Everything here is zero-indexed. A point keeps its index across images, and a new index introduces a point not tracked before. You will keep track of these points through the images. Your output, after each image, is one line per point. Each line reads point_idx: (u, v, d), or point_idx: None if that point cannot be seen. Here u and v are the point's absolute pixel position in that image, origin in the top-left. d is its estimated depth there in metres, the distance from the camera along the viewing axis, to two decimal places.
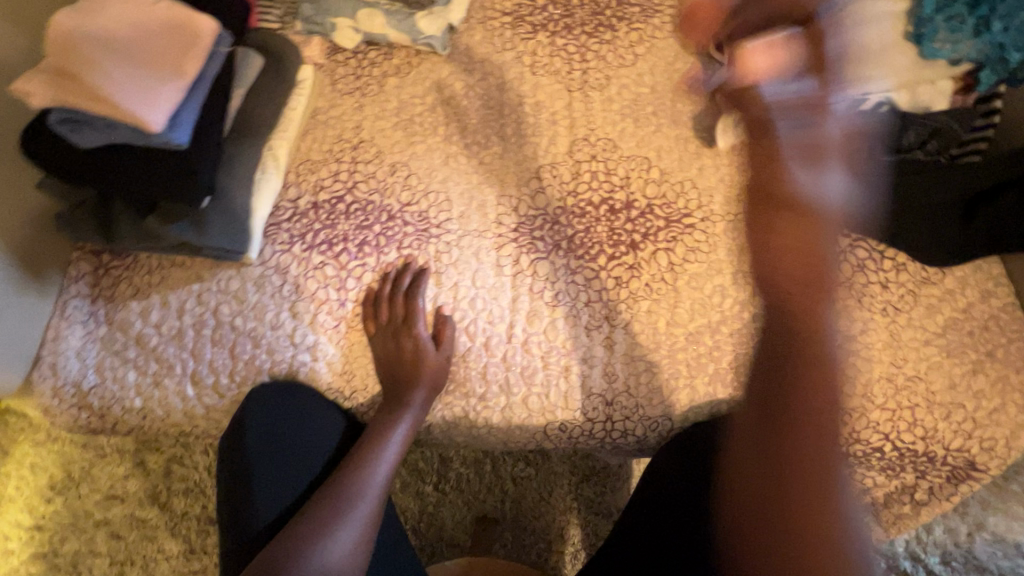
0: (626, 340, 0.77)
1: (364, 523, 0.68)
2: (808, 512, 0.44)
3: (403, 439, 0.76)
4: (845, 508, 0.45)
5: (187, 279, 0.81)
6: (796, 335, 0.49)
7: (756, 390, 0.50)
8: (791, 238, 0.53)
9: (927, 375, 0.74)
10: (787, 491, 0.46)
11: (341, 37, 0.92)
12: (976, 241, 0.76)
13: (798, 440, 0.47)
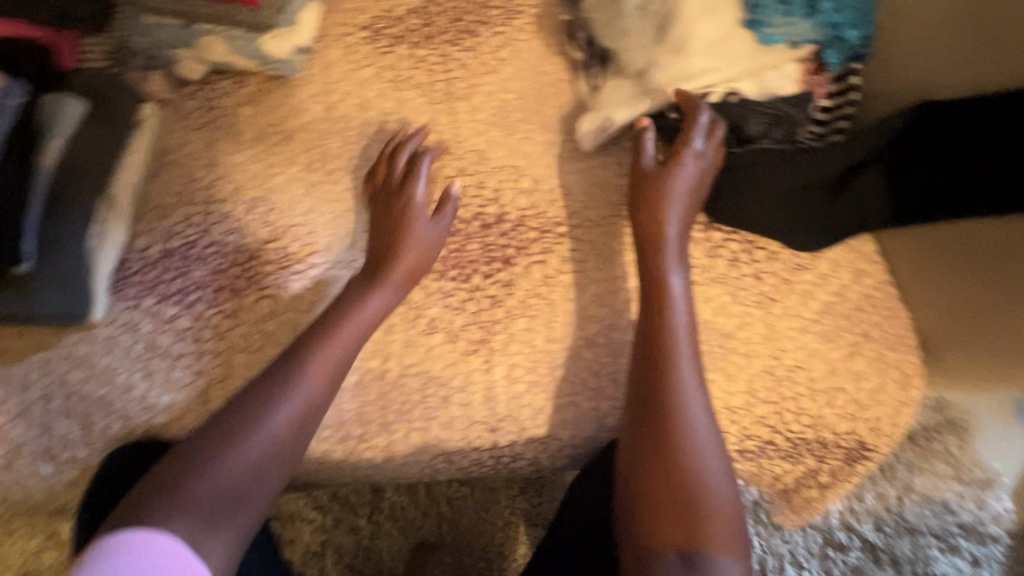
0: (504, 362, 0.74)
1: (236, 501, 0.62)
2: (672, 483, 0.62)
3: (355, 333, 0.72)
4: (696, 468, 0.63)
5: (31, 349, 0.75)
6: (652, 359, 0.68)
7: (632, 411, 0.68)
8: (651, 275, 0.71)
9: (806, 362, 0.73)
10: (660, 469, 0.64)
11: (183, 70, 0.86)
12: (843, 222, 0.74)
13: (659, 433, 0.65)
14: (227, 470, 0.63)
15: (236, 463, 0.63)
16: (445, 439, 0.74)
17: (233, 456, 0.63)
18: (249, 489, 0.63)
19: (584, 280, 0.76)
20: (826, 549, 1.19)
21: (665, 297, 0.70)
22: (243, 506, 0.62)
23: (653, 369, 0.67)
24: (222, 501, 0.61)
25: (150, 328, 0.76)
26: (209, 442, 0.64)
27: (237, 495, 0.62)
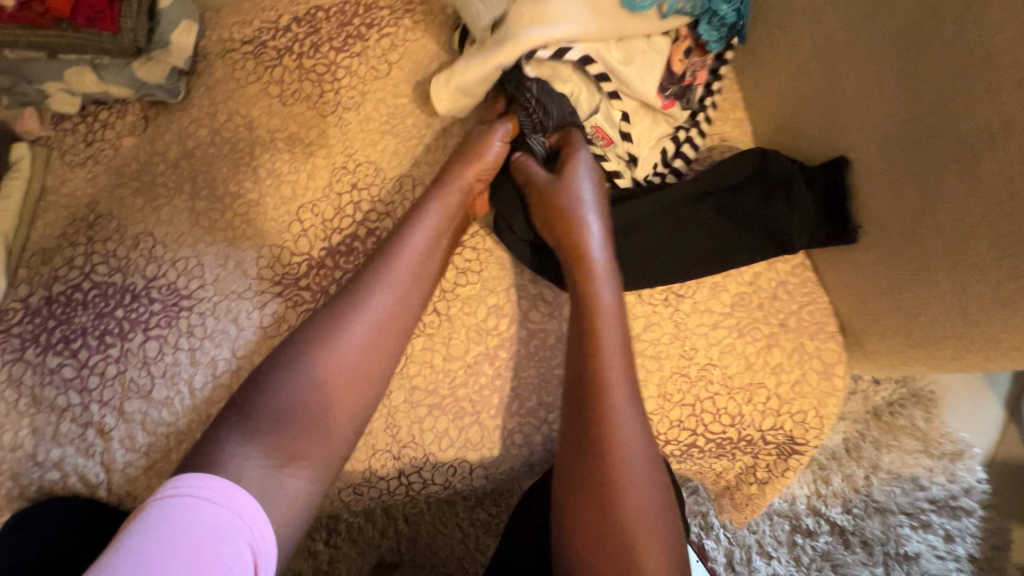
0: (403, 386, 0.70)
1: (320, 416, 0.59)
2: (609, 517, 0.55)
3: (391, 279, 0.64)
4: (638, 494, 0.57)
5: None
6: (586, 371, 0.60)
7: (568, 433, 0.60)
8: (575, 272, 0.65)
9: (721, 359, 0.69)
10: (597, 501, 0.56)
11: (56, 104, 0.82)
12: (758, 223, 0.70)
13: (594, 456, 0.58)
14: (302, 382, 0.59)
15: (332, 367, 0.60)
16: (348, 470, 0.70)
17: (321, 373, 0.60)
18: (314, 424, 0.59)
19: (483, 291, 0.72)
20: (795, 536, 1.15)
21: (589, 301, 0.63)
22: (333, 423, 0.60)
23: (576, 401, 0.61)
24: (319, 419, 0.59)
25: (35, 382, 0.72)
26: (269, 378, 0.59)
27: (313, 410, 0.59)
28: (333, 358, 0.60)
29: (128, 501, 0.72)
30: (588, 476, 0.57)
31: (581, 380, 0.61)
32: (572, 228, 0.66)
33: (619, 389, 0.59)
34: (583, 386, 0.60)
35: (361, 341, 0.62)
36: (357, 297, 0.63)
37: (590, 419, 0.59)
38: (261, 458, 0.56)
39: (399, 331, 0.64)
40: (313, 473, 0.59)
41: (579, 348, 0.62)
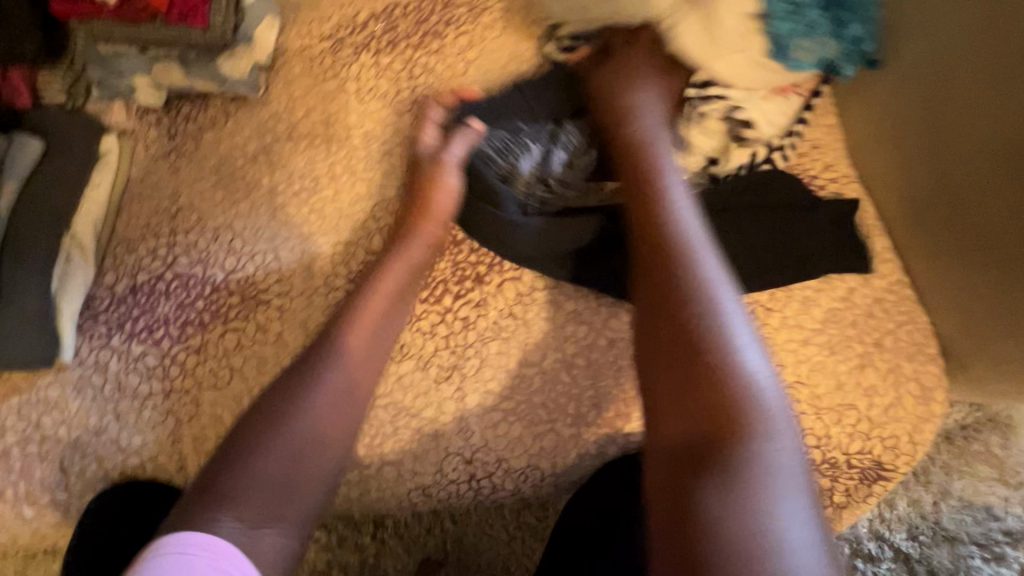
0: (478, 389, 0.70)
1: (299, 474, 0.63)
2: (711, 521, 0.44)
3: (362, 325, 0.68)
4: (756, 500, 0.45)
5: (5, 394, 0.75)
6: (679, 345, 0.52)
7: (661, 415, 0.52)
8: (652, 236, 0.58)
9: (809, 378, 0.66)
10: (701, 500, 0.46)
11: (142, 96, 0.83)
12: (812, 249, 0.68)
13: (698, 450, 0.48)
14: (297, 436, 0.63)
15: (308, 429, 0.63)
16: (420, 471, 0.70)
17: (303, 430, 0.63)
18: (292, 484, 0.62)
19: (560, 297, 0.71)
20: (855, 561, 1.10)
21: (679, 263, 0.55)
22: (303, 488, 0.63)
23: (672, 364, 0.52)
24: (298, 481, 0.62)
25: (119, 368, 0.74)
26: (258, 437, 0.65)
27: (302, 464, 0.63)
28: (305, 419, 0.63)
29: None
30: (678, 448, 0.49)
31: (672, 340, 0.52)
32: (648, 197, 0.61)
33: (710, 346, 0.51)
34: (669, 352, 0.52)
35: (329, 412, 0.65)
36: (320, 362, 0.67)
37: (678, 381, 0.51)
38: (235, 521, 0.58)
39: (318, 361, 0.68)
40: (283, 532, 0.60)
41: (676, 308, 0.53)
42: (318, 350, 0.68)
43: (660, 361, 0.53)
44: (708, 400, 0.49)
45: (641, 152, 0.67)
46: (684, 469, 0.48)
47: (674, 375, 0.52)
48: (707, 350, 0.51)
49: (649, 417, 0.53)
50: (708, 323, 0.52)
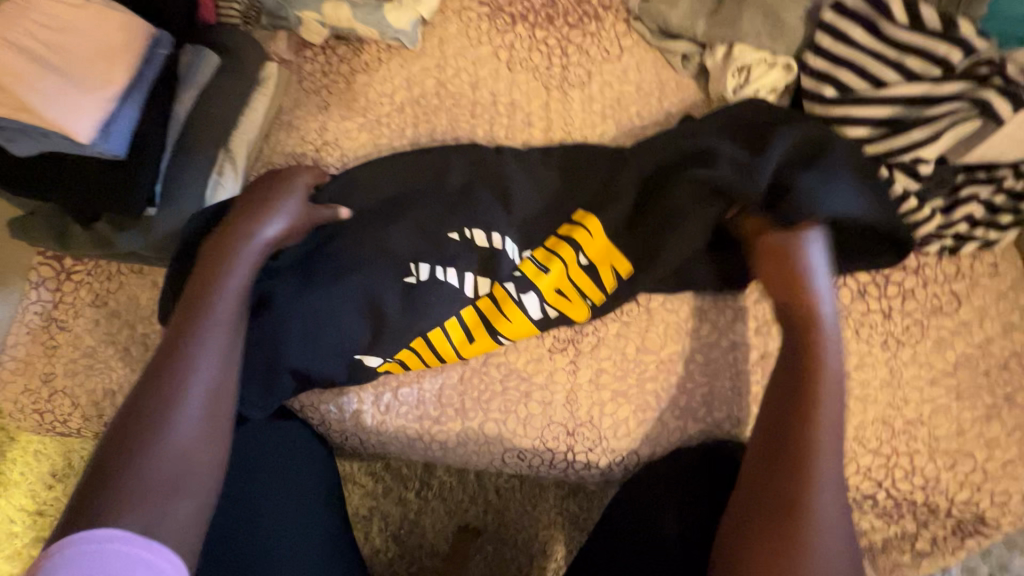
0: (591, 367, 0.71)
1: (189, 472, 0.51)
2: (770, 518, 0.51)
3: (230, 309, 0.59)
4: (823, 525, 0.50)
5: (144, 287, 0.79)
6: (790, 435, 0.53)
7: (766, 455, 0.54)
8: (830, 395, 0.54)
9: (930, 419, 0.66)
10: (762, 501, 0.52)
11: (308, 33, 0.86)
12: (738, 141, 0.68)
13: (779, 477, 0.52)
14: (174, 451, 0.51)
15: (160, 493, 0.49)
16: (520, 434, 0.72)
17: (174, 443, 0.51)
18: (204, 460, 0.52)
19: (688, 292, 0.71)
20: None
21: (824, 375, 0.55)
22: (197, 469, 0.51)
23: (782, 398, 0.55)
24: (203, 426, 0.53)
25: None
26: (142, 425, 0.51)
27: (172, 500, 0.49)
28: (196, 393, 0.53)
29: (310, 408, 0.77)
30: (771, 457, 0.53)
31: (773, 423, 0.55)
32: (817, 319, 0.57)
33: (819, 528, 0.49)
34: (789, 467, 0.52)
35: (211, 409, 0.54)
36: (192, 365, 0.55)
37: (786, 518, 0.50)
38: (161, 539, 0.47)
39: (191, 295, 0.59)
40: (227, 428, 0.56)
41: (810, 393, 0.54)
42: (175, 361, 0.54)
43: (767, 488, 0.52)
44: (790, 456, 0.52)
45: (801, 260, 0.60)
46: (732, 538, 0.53)
47: (771, 498, 0.52)
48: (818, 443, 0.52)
49: (752, 476, 0.54)
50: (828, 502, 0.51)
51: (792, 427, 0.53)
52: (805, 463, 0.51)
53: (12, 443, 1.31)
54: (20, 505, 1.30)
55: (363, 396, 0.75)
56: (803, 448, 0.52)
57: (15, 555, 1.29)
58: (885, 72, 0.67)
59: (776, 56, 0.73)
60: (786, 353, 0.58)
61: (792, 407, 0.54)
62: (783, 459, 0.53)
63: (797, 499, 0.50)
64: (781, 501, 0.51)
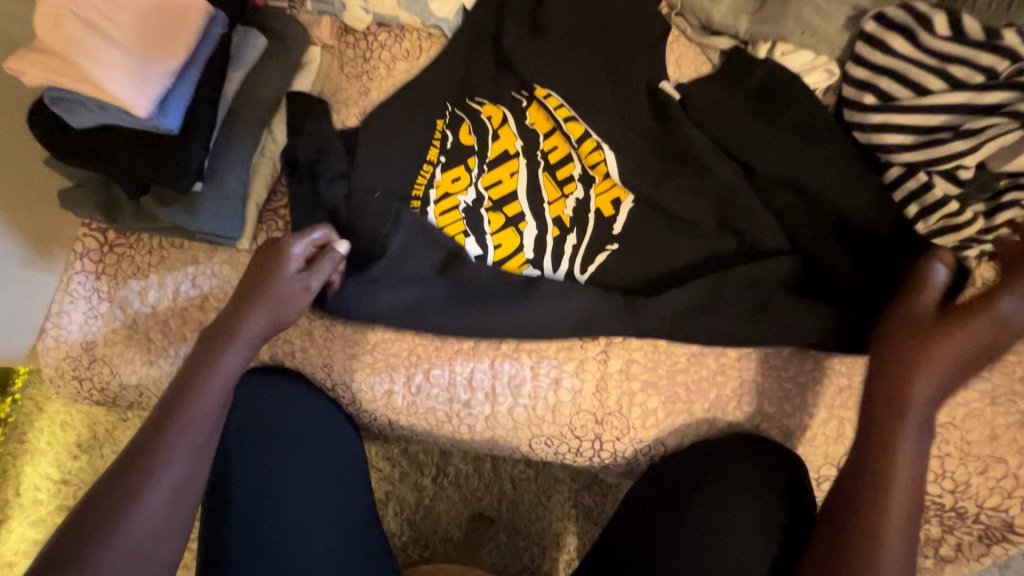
0: (621, 357, 0.72)
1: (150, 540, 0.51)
2: (867, 516, 0.52)
3: (235, 363, 0.64)
4: (893, 514, 0.52)
5: (184, 262, 0.81)
6: (870, 452, 0.55)
7: (844, 490, 0.55)
8: (889, 384, 0.57)
9: (963, 422, 0.65)
10: (866, 510, 0.53)
11: (350, 18, 0.86)
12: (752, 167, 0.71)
13: (856, 497, 0.54)
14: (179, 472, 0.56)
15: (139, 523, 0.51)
16: (549, 420, 0.73)
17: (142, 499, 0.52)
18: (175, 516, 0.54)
19: None
20: None
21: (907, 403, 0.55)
22: (171, 531, 0.53)
23: (865, 466, 0.55)
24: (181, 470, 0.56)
25: None
26: (116, 484, 0.53)
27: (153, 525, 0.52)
28: (173, 459, 0.55)
29: (341, 387, 0.79)
30: (853, 477, 0.55)
31: (847, 500, 0.55)
32: (915, 367, 0.56)
33: (892, 517, 0.52)
34: (863, 505, 0.53)
35: (182, 475, 0.55)
36: (185, 397, 0.59)
37: (850, 559, 0.51)
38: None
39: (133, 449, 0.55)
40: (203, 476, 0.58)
41: (885, 422, 0.55)
42: (191, 387, 0.60)
43: (858, 523, 0.52)
44: (875, 527, 0.52)
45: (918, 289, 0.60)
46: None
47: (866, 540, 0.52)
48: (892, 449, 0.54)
49: (841, 499, 0.55)
50: (884, 509, 0.52)
51: (874, 450, 0.55)
52: (881, 480, 0.53)
53: (41, 413, 1.34)
54: (46, 474, 1.33)
55: (395, 377, 0.76)
56: (888, 433, 0.55)
57: (39, 522, 1.32)
58: (926, 78, 0.65)
59: (819, 57, 0.73)
60: (869, 389, 0.58)
61: (862, 466, 0.55)
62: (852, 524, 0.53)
63: (882, 544, 0.51)
64: (844, 538, 0.53)
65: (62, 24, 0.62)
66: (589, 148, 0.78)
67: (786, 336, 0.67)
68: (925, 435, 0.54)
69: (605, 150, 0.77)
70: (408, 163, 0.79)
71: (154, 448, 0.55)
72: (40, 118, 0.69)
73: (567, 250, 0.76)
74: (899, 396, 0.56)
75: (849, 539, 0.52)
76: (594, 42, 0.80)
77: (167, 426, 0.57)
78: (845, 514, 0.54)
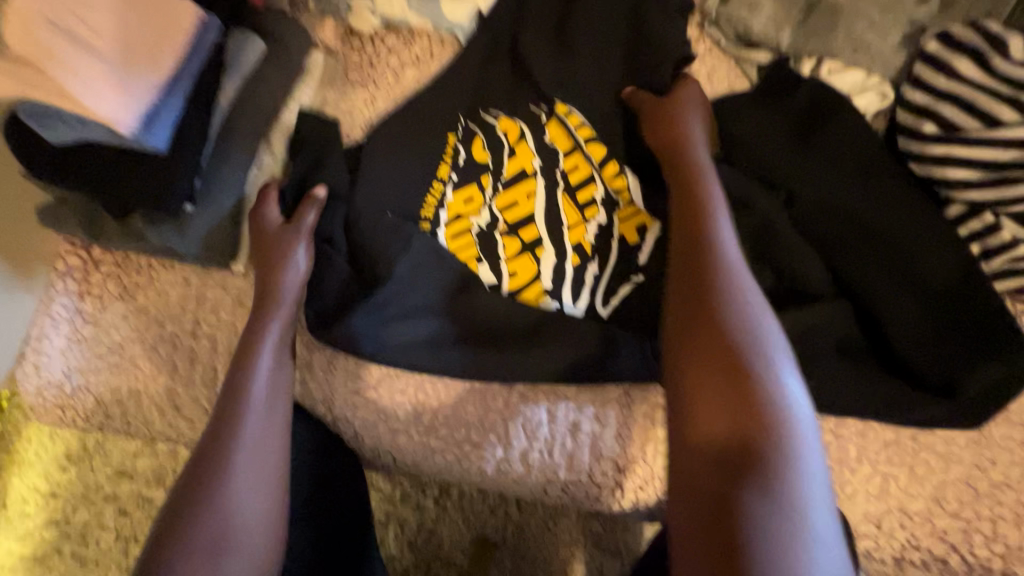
0: (647, 400, 0.66)
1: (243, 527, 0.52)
2: (719, 484, 0.42)
3: (277, 346, 0.63)
4: (772, 478, 0.41)
5: (175, 284, 0.75)
6: (702, 414, 0.46)
7: (681, 459, 0.45)
8: (706, 341, 0.48)
9: (1020, 483, 0.60)
10: (701, 479, 0.43)
11: (356, 21, 0.79)
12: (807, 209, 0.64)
13: (704, 467, 0.43)
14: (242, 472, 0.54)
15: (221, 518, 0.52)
16: (567, 465, 0.67)
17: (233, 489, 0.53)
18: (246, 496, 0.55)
19: None
20: None
21: (710, 316, 0.49)
22: (250, 529, 0.53)
23: (687, 390, 0.48)
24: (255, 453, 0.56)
25: None
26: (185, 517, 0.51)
27: (252, 531, 0.53)
28: (241, 449, 0.55)
29: (343, 423, 0.73)
30: (717, 457, 0.43)
31: (702, 452, 0.44)
32: (716, 299, 0.50)
33: (730, 495, 0.41)
34: (719, 449, 0.43)
35: (266, 452, 0.57)
36: (236, 393, 0.59)
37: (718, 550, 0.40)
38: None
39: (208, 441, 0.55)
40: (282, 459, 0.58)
41: (707, 329, 0.49)
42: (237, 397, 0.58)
43: (700, 492, 0.43)
44: (727, 464, 0.43)
45: (698, 175, 0.60)
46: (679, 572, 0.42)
47: (701, 507, 0.42)
48: (746, 366, 0.45)
49: (678, 460, 0.46)
50: (774, 447, 0.42)
51: (720, 397, 0.45)
52: (755, 449, 0.42)
53: (28, 423, 1.29)
54: (33, 486, 1.28)
55: (401, 415, 0.71)
56: (751, 392, 0.44)
57: (25, 536, 1.27)
58: (995, 108, 0.59)
59: (870, 78, 0.67)
60: (676, 338, 0.51)
61: (693, 410, 0.46)
62: (693, 482, 0.44)
63: (736, 502, 0.41)
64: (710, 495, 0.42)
65: (28, 25, 0.54)
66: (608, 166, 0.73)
67: (829, 384, 0.62)
68: (754, 370, 0.46)
69: (624, 170, 0.72)
70: (417, 183, 0.73)
71: (224, 432, 0.56)
72: (16, 131, 0.64)
73: (589, 279, 0.70)
74: (699, 308, 0.50)
75: (704, 510, 0.42)
76: (621, 54, 0.74)
77: (227, 423, 0.56)
78: (699, 422, 0.45)
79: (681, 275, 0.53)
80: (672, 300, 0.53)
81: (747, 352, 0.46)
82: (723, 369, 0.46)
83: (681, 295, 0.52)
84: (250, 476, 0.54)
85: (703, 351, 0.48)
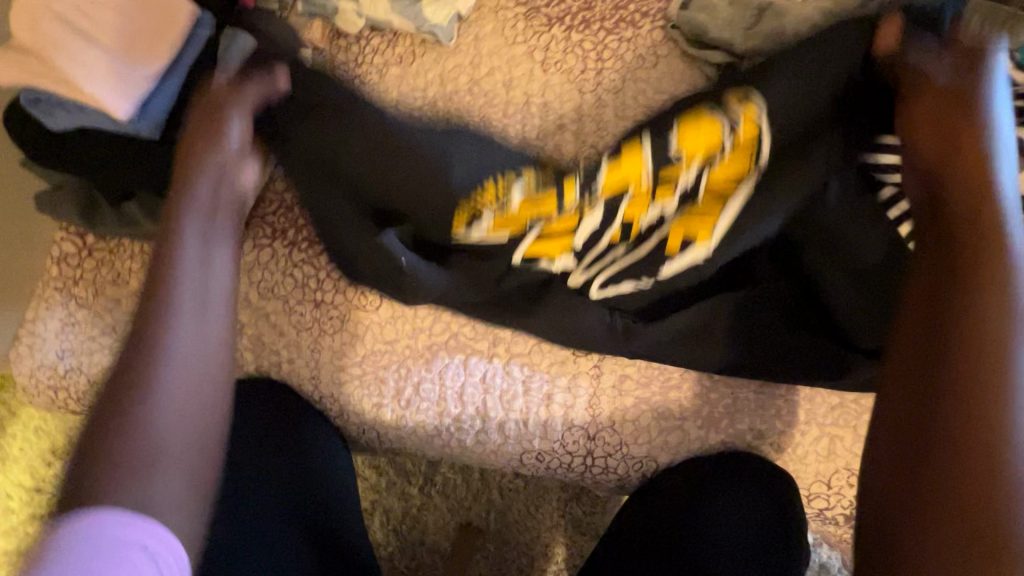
0: (614, 373, 0.71)
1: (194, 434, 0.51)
2: (978, 488, 0.44)
3: (226, 261, 0.61)
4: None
5: None
6: (969, 414, 0.46)
7: (892, 456, 0.50)
8: (967, 359, 0.48)
9: None
10: (942, 464, 0.46)
11: (343, 22, 0.84)
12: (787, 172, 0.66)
13: (943, 464, 0.46)
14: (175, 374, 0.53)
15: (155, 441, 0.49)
16: (541, 435, 0.72)
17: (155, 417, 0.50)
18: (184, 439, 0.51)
19: None
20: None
21: (1002, 303, 0.48)
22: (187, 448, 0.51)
23: (936, 402, 0.48)
24: (187, 365, 0.53)
25: (277, 270, 0.76)
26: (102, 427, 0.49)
27: (185, 450, 0.51)
28: (166, 366, 0.52)
29: (329, 399, 0.77)
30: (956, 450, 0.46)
31: (951, 453, 0.46)
32: (992, 290, 0.49)
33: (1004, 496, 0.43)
34: (948, 445, 0.46)
35: (191, 356, 0.54)
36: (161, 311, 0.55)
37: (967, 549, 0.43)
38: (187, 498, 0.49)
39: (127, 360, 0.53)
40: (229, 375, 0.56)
41: (968, 317, 0.49)
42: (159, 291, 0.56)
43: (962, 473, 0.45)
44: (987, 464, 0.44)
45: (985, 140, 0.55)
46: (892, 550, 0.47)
47: (964, 494, 0.44)
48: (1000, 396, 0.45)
49: (886, 462, 0.50)
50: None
51: (962, 408, 0.47)
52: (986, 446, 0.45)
53: (13, 418, 1.30)
54: (18, 480, 1.28)
55: (384, 390, 0.75)
56: (986, 411, 0.45)
57: (10, 531, 1.27)
58: None
59: None
60: (925, 339, 0.51)
61: (950, 444, 0.46)
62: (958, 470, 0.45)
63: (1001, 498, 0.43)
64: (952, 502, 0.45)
65: (40, 24, 0.62)
66: (741, 104, 0.65)
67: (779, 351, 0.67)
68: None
69: (762, 118, 0.64)
70: None
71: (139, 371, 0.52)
72: (16, 119, 0.67)
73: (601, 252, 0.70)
74: (945, 312, 0.50)
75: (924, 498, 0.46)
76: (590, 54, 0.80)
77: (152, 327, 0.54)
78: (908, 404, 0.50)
79: (947, 287, 0.51)
80: (923, 289, 0.52)
81: (1005, 340, 0.47)
82: (957, 365, 0.48)
83: (934, 288, 0.52)
84: (193, 385, 0.53)
85: (962, 366, 0.48)
